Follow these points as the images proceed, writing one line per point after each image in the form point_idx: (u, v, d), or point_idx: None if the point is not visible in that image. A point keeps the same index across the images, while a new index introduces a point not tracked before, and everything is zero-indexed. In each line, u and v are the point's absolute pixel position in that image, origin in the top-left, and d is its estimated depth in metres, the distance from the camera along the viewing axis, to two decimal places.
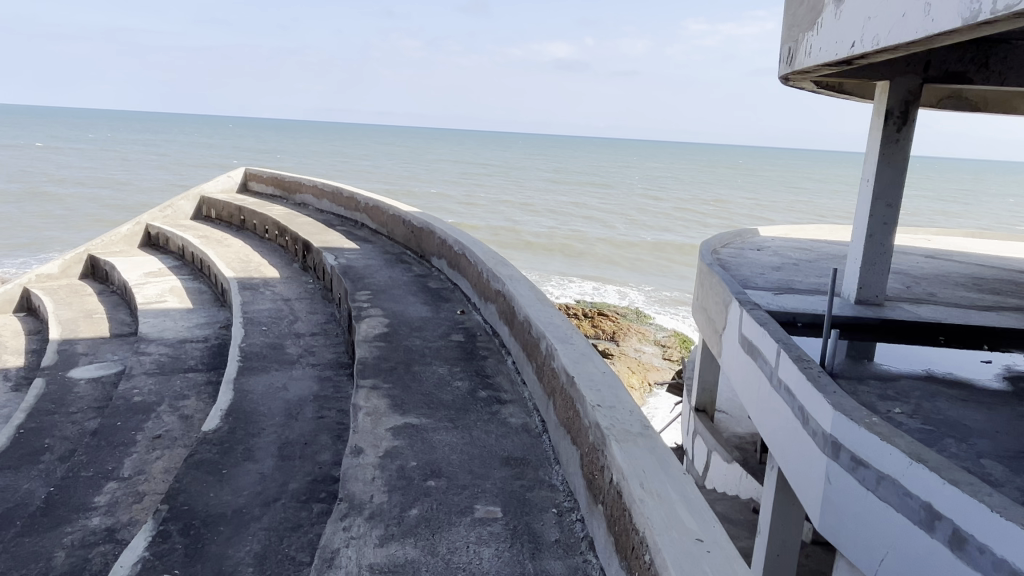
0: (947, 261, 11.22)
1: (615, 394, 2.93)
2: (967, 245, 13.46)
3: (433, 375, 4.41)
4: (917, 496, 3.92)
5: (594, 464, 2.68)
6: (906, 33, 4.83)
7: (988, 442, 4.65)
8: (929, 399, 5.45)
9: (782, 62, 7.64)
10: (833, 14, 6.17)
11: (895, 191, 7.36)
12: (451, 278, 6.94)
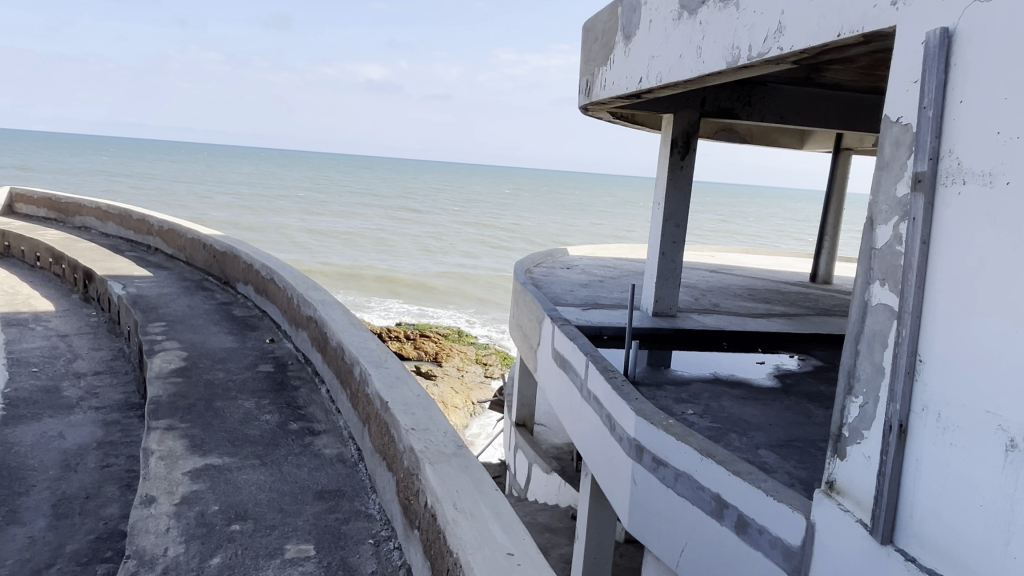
0: (727, 275, 12.63)
1: (429, 416, 2.93)
2: (744, 260, 15.28)
3: (237, 411, 4.11)
4: (708, 489, 4.31)
5: (409, 489, 2.66)
6: (683, 72, 5.39)
7: (763, 434, 5.27)
8: (716, 399, 6.06)
9: (581, 93, 8.19)
10: (623, 51, 6.73)
11: (682, 213, 8.17)
12: (258, 305, 6.56)
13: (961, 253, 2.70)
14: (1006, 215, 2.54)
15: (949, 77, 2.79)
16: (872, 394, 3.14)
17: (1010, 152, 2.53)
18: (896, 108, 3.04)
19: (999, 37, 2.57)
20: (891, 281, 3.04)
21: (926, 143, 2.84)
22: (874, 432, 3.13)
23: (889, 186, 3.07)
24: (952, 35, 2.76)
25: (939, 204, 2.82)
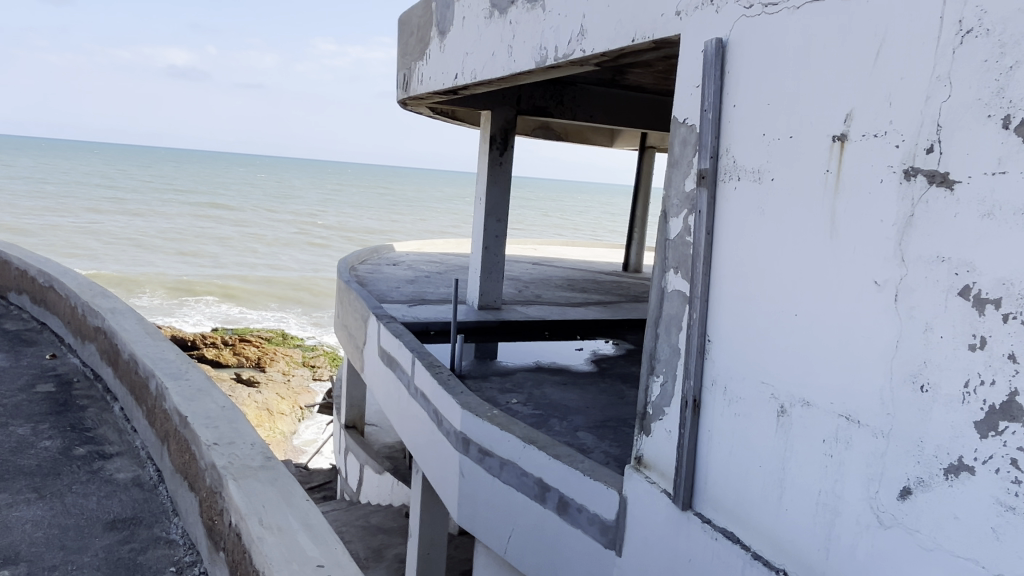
0: (549, 267, 13.17)
1: (235, 428, 2.74)
2: (565, 253, 16.04)
3: (7, 440, 3.59)
4: (531, 474, 4.44)
5: (212, 509, 2.46)
6: (495, 70, 5.50)
7: (581, 417, 5.55)
8: (538, 387, 6.29)
9: (399, 88, 8.09)
10: (438, 47, 6.74)
11: (502, 208, 8.36)
12: (37, 316, 5.78)
13: (738, 242, 3.00)
14: (771, 206, 2.84)
15: (725, 84, 3.09)
16: (670, 373, 3.41)
17: (772, 150, 2.84)
18: (682, 110, 3.32)
19: (763, 49, 2.88)
20: (684, 269, 3.31)
21: (707, 142, 3.12)
22: (673, 408, 3.40)
23: (679, 181, 3.34)
24: (726, 45, 3.06)
25: (720, 198, 3.11)
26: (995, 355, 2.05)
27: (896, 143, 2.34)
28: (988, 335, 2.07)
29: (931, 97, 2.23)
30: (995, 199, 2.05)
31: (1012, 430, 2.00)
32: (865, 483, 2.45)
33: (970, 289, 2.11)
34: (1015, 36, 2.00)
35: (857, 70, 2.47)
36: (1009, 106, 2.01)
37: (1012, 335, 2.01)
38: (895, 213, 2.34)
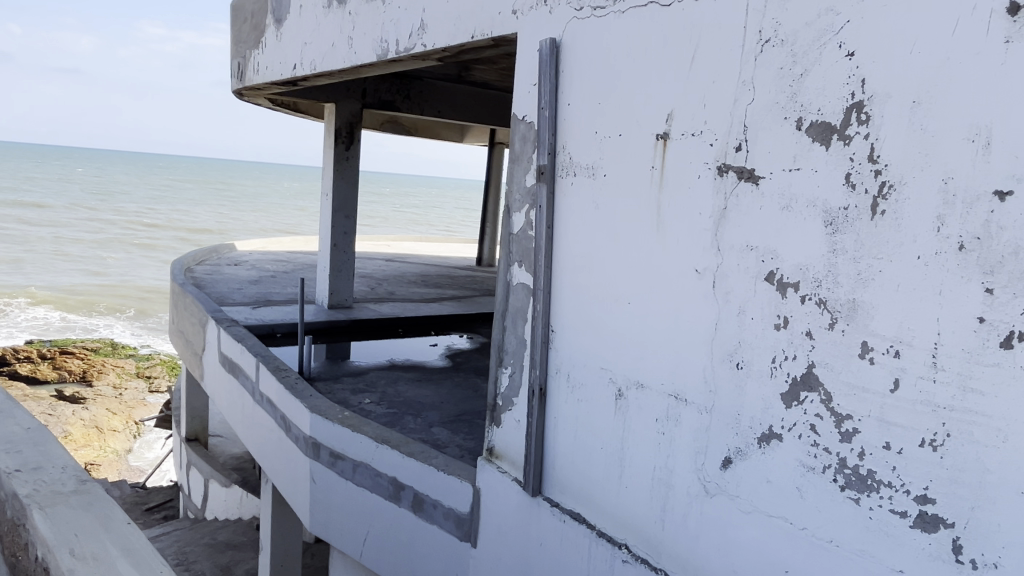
0: (403, 263, 13.03)
1: (43, 451, 2.45)
2: (419, 249, 15.97)
3: None
4: (384, 474, 4.38)
5: (15, 544, 2.18)
6: (336, 62, 5.33)
7: (435, 413, 5.54)
8: (392, 386, 6.21)
9: (233, 77, 7.63)
10: (275, 36, 6.43)
11: (350, 204, 8.15)
12: None
13: (576, 235, 3.13)
14: (604, 201, 2.98)
15: (560, 83, 3.20)
16: (518, 364, 3.49)
17: (604, 147, 2.98)
18: (521, 107, 3.40)
19: (593, 51, 3.01)
20: (527, 262, 3.40)
21: (545, 139, 3.22)
22: (521, 398, 3.49)
23: (520, 177, 3.42)
24: (560, 45, 3.17)
25: (558, 192, 3.23)
26: (796, 333, 2.28)
27: (710, 142, 2.53)
28: (789, 315, 2.30)
29: (738, 100, 2.44)
30: (792, 192, 2.28)
31: (811, 399, 2.24)
32: (693, 456, 2.65)
33: (775, 274, 2.34)
34: (805, 47, 2.23)
35: (675, 73, 2.65)
36: (801, 109, 2.24)
37: (809, 314, 2.25)
38: (711, 206, 2.54)
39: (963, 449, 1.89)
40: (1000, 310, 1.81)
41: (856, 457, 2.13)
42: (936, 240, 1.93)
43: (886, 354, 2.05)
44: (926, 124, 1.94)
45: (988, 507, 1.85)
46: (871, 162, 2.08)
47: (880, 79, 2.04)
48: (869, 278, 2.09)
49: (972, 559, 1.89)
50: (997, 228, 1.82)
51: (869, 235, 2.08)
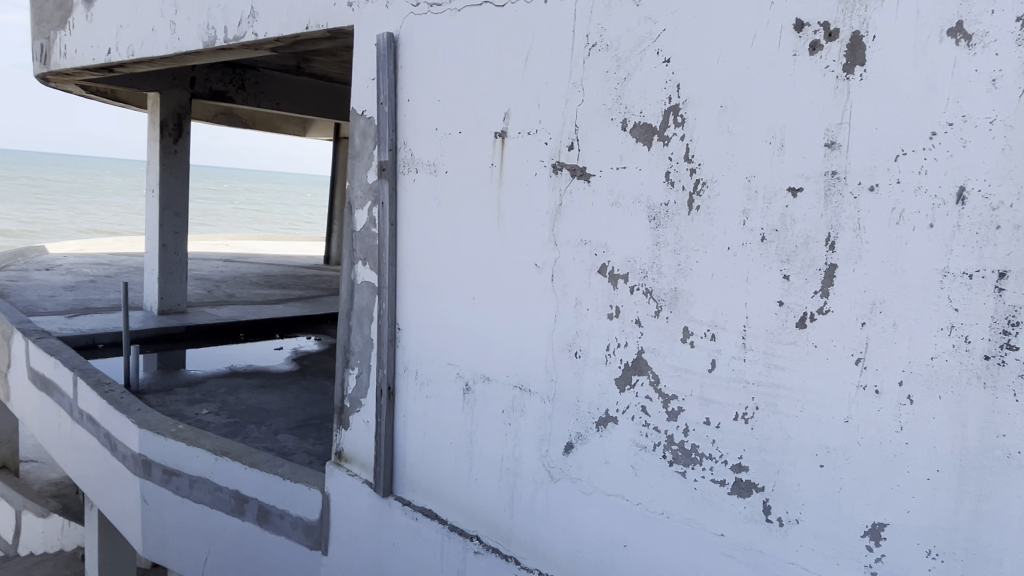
0: (244, 263, 12.36)
1: None
2: (261, 248, 15.19)
3: None
4: (226, 488, 4.13)
5: None
6: (157, 48, 4.93)
7: (281, 420, 5.31)
8: (233, 393, 5.86)
9: (35, 60, 6.83)
10: (84, 17, 5.84)
11: (180, 201, 7.59)
12: None
13: (420, 231, 3.12)
14: (446, 197, 3.00)
15: (399, 79, 3.17)
16: (364, 364, 3.43)
17: (445, 144, 2.99)
18: (360, 102, 3.34)
19: (430, 48, 3.01)
20: (371, 260, 3.34)
21: (385, 135, 3.18)
22: (369, 399, 3.43)
23: (361, 173, 3.35)
24: (397, 40, 3.14)
25: (399, 189, 3.20)
26: (627, 321, 2.42)
27: (545, 140, 2.62)
28: (621, 304, 2.44)
29: (570, 101, 2.54)
30: (620, 190, 2.42)
31: (642, 382, 2.40)
32: (538, 444, 2.74)
33: (606, 267, 2.47)
34: (627, 52, 2.37)
35: (511, 72, 2.71)
36: (626, 110, 2.38)
37: (638, 303, 2.39)
38: (547, 202, 2.64)
39: (769, 419, 2.11)
40: (795, 293, 2.04)
41: (681, 433, 2.30)
42: (743, 232, 2.13)
43: (704, 337, 2.23)
44: (731, 127, 2.14)
45: (790, 470, 2.07)
46: (687, 161, 2.25)
47: (693, 85, 2.22)
48: (688, 268, 2.26)
49: (779, 517, 2.10)
50: (791, 221, 2.04)
51: (687, 228, 2.26)
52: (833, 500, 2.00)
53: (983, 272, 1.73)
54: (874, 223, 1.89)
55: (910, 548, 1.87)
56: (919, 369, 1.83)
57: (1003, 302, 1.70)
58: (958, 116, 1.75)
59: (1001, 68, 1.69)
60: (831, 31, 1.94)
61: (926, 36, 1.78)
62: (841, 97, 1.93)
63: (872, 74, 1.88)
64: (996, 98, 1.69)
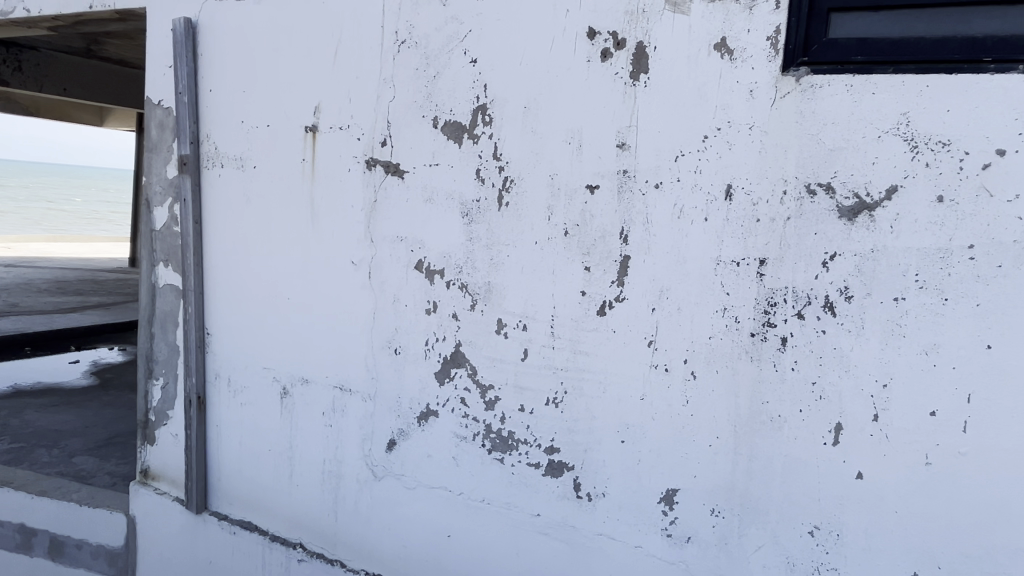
0: (30, 268, 10.94)
1: None
2: (53, 249, 13.56)
3: None
4: (9, 521, 3.65)
5: None
6: None
7: (78, 440, 4.78)
8: (17, 416, 5.19)
9: None
10: None
11: None
12: None
13: (228, 229, 2.95)
14: (255, 194, 2.86)
15: (199, 67, 2.97)
16: (171, 373, 3.19)
17: (252, 138, 2.85)
18: (156, 91, 3.09)
19: (233, 36, 2.85)
20: (174, 261, 3.11)
21: (185, 126, 2.96)
22: (177, 410, 3.20)
23: (160, 168, 3.10)
24: (196, 26, 2.94)
25: (203, 185, 3.01)
26: (444, 316, 2.46)
27: (357, 136, 2.59)
28: (437, 299, 2.47)
29: (381, 97, 2.53)
30: (433, 186, 2.45)
31: (460, 374, 2.45)
32: (360, 443, 2.70)
33: (422, 263, 2.49)
34: (436, 50, 2.41)
35: (320, 66, 2.64)
36: (436, 108, 2.42)
37: (453, 298, 2.44)
38: (361, 199, 2.61)
39: (576, 402, 2.25)
40: (596, 283, 2.18)
41: (498, 422, 2.38)
42: (548, 226, 2.25)
43: (516, 328, 2.33)
44: (535, 127, 2.25)
45: (596, 447, 2.23)
46: (495, 160, 2.33)
47: (499, 84, 2.30)
48: (500, 262, 2.34)
49: (588, 492, 2.25)
50: (590, 216, 2.18)
51: (497, 224, 2.34)
52: (633, 472, 2.17)
53: (748, 260, 1.97)
54: (660, 218, 2.08)
55: (697, 508, 2.08)
56: (700, 348, 2.04)
57: (764, 285, 1.95)
58: (724, 122, 1.97)
59: (757, 81, 1.92)
60: (619, 40, 2.10)
61: (697, 49, 1.99)
62: (629, 102, 2.10)
63: (655, 81, 2.06)
64: (754, 106, 1.93)
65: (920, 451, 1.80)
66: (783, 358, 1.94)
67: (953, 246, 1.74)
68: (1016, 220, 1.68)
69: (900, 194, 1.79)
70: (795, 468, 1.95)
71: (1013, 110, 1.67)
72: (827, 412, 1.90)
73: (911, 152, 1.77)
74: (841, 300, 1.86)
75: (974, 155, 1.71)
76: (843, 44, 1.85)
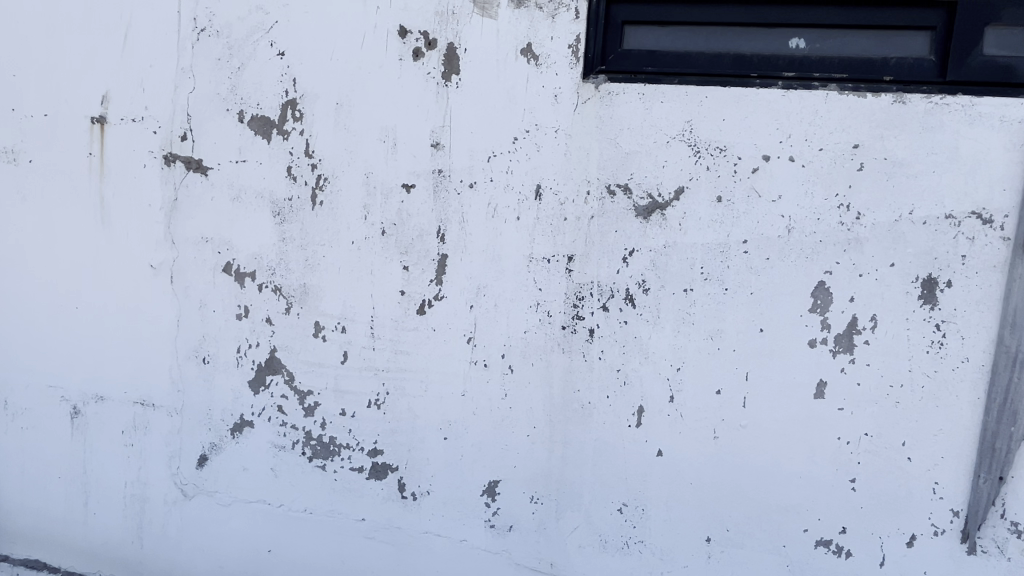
0: None
1: None
2: None
3: None
4: None
5: None
6: None
7: None
8: None
9: None
10: None
11: None
12: None
13: None
14: (31, 191, 2.53)
15: None
16: None
17: (25, 129, 2.51)
18: None
19: None
20: None
21: None
22: None
23: None
24: None
25: None
26: (257, 321, 2.33)
27: (154, 129, 2.38)
28: (249, 304, 2.34)
29: (179, 88, 2.34)
30: (240, 184, 2.31)
31: (276, 381, 2.33)
32: (167, 462, 2.49)
33: (231, 265, 2.34)
34: (239, 40, 2.27)
35: (106, 51, 2.40)
36: (241, 102, 2.28)
37: (266, 302, 2.32)
38: (160, 197, 2.40)
39: (398, 402, 2.23)
40: (415, 283, 2.19)
41: (318, 428, 2.31)
42: (365, 226, 2.21)
43: (334, 330, 2.27)
44: (348, 124, 2.20)
45: (420, 447, 2.23)
46: (308, 157, 2.25)
47: (309, 79, 2.22)
48: (315, 264, 2.27)
49: (413, 492, 2.25)
50: (407, 215, 2.18)
51: (311, 223, 2.26)
52: (456, 468, 2.20)
53: (557, 257, 2.06)
54: (475, 217, 2.12)
55: (517, 497, 2.16)
56: (516, 342, 2.11)
57: (572, 281, 2.06)
58: (532, 124, 2.05)
59: (561, 86, 2.02)
60: (430, 40, 2.11)
61: (505, 53, 2.05)
62: (442, 102, 2.12)
63: (466, 83, 2.09)
64: (559, 110, 2.03)
65: (709, 427, 1.99)
66: (591, 348, 2.06)
67: (731, 242, 1.95)
68: (780, 218, 1.91)
69: (686, 194, 1.96)
70: (606, 451, 2.07)
71: (775, 121, 1.90)
72: (631, 396, 2.04)
73: (695, 156, 1.95)
74: (640, 292, 2.01)
75: (746, 160, 1.92)
76: (635, 55, 2.01)
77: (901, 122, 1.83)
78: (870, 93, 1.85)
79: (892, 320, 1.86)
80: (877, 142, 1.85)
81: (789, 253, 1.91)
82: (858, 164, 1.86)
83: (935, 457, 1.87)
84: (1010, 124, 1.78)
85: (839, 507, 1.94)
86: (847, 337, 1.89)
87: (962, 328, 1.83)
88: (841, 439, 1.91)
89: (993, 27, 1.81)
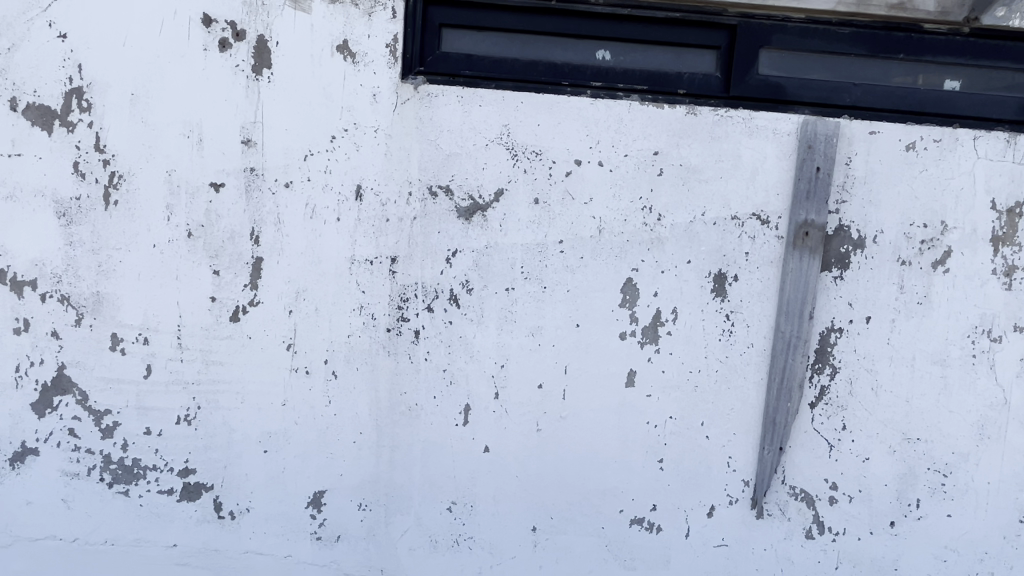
0: None
1: None
2: None
3: None
4: None
5: None
6: None
7: None
8: None
9: None
10: None
11: None
12: None
13: None
14: None
15: None
16: None
17: None
18: None
19: None
20: None
21: None
22: None
23: None
24: None
25: None
26: (40, 335, 2.07)
27: None
28: (29, 317, 2.06)
29: None
30: (15, 180, 2.03)
31: (66, 402, 2.08)
32: None
33: (5, 273, 2.05)
34: (9, 18, 2.00)
35: None
36: (13, 87, 2.01)
37: (51, 314, 2.06)
38: None
39: (211, 417, 2.09)
40: (227, 288, 2.05)
41: (119, 450, 2.10)
42: (168, 227, 2.04)
43: (135, 342, 2.07)
44: (145, 117, 2.02)
45: (236, 462, 2.10)
46: (98, 152, 2.03)
47: (98, 66, 2.01)
48: (110, 270, 2.06)
49: (230, 511, 2.11)
50: (216, 216, 2.04)
51: (104, 225, 2.05)
52: (279, 481, 2.10)
53: (379, 259, 2.04)
54: (292, 218, 2.03)
55: (345, 506, 2.10)
56: (339, 347, 2.06)
57: (396, 282, 2.04)
58: (351, 124, 2.01)
59: (379, 86, 2.00)
60: (238, 31, 2.00)
61: (320, 48, 1.99)
62: (252, 97, 2.01)
63: (279, 78, 2.00)
64: (378, 110, 2.00)
65: (532, 421, 2.07)
66: (417, 350, 2.06)
67: (548, 242, 2.03)
68: (592, 220, 2.03)
69: (505, 196, 2.02)
70: (434, 451, 2.08)
71: (584, 127, 2.01)
72: (457, 395, 2.07)
73: (513, 159, 2.01)
74: (463, 293, 2.04)
75: (560, 164, 2.02)
76: (453, 58, 2.03)
77: (694, 132, 2.02)
78: (667, 104, 2.02)
79: (690, 312, 2.04)
80: (674, 149, 2.02)
81: (600, 252, 2.03)
82: (658, 169, 2.02)
83: (728, 433, 2.08)
84: (781, 136, 2.02)
85: (649, 486, 2.09)
86: (653, 329, 2.05)
87: (748, 317, 2.05)
88: (650, 423, 2.07)
89: (764, 50, 2.06)
